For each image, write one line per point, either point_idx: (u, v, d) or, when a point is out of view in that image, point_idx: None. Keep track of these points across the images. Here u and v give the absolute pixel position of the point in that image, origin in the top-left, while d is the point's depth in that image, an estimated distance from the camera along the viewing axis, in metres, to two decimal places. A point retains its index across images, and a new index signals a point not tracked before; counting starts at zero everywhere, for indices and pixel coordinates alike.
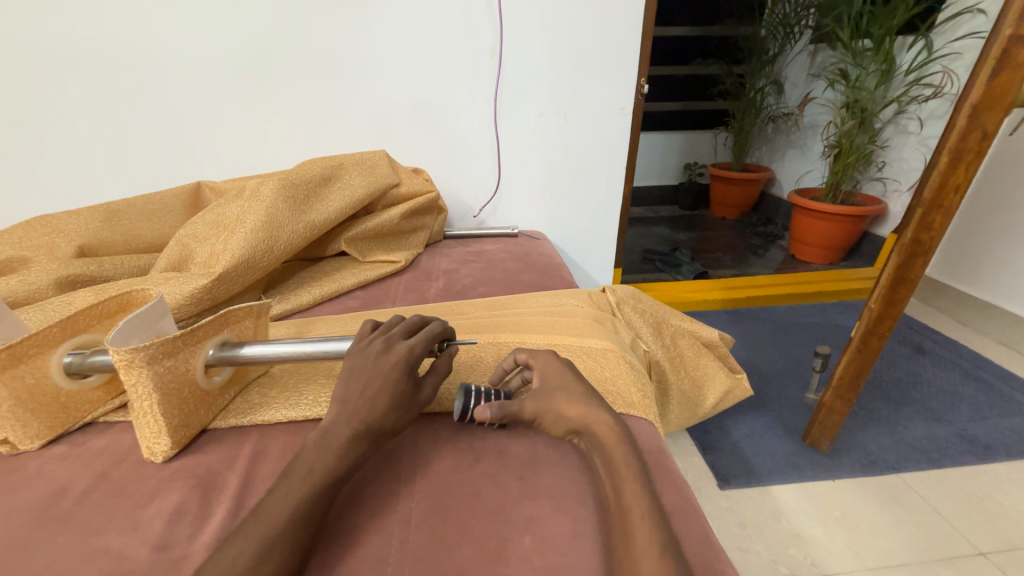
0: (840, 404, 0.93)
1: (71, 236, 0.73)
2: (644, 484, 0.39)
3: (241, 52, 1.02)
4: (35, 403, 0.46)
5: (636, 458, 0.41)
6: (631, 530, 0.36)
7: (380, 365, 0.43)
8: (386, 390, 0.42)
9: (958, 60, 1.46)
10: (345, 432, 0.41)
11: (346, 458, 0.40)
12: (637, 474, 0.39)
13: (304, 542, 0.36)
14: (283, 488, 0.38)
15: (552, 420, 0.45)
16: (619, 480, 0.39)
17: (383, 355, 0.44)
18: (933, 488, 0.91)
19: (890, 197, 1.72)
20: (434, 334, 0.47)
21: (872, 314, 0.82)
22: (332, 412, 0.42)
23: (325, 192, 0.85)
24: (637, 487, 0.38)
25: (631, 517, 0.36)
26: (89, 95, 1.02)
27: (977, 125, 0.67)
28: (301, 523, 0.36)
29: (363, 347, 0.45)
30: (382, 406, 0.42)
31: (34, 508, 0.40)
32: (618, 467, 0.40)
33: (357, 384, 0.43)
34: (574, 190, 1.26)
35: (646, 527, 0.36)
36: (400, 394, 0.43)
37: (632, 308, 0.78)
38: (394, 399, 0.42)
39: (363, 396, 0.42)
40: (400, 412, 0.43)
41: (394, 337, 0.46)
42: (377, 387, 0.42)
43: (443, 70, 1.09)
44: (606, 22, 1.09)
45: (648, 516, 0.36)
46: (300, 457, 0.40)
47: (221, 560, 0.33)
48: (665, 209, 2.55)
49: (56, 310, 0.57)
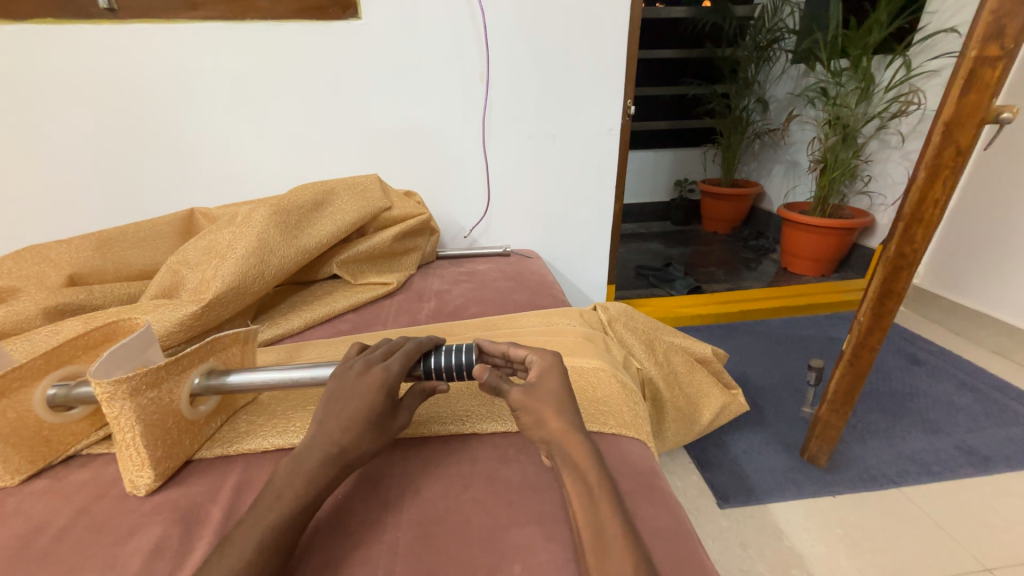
0: (836, 417, 0.92)
1: (60, 265, 0.73)
2: (615, 505, 0.38)
3: (236, 84, 1.05)
4: (16, 438, 0.45)
5: (605, 482, 0.40)
6: (607, 549, 0.35)
7: (357, 386, 0.44)
8: (361, 411, 0.42)
9: (935, 78, 1.51)
10: (317, 454, 0.41)
11: (321, 482, 0.40)
12: (607, 495, 0.39)
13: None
14: (249, 518, 0.37)
15: (533, 425, 0.43)
16: (595, 501, 0.38)
17: (361, 375, 0.44)
18: (935, 502, 0.90)
19: (877, 210, 1.75)
20: (411, 353, 0.47)
21: (862, 327, 0.83)
22: (308, 435, 0.42)
23: (316, 217, 0.86)
24: (611, 507, 0.38)
25: (606, 538, 0.36)
26: (83, 124, 1.04)
27: (951, 142, 0.69)
28: (274, 555, 0.35)
29: (345, 368, 0.46)
30: (357, 427, 0.42)
31: (10, 547, 0.39)
32: (588, 494, 0.39)
33: (335, 405, 0.43)
34: (565, 209, 1.28)
35: (623, 546, 0.36)
36: (375, 414, 0.43)
37: (623, 326, 0.79)
38: (368, 421, 0.42)
39: (339, 417, 0.42)
40: (373, 434, 0.43)
41: (374, 358, 0.46)
42: (352, 408, 0.42)
43: (433, 97, 1.12)
44: (592, 45, 1.12)
45: (623, 537, 0.36)
46: (271, 482, 0.40)
47: None
48: (658, 225, 2.58)
49: (42, 340, 0.57)
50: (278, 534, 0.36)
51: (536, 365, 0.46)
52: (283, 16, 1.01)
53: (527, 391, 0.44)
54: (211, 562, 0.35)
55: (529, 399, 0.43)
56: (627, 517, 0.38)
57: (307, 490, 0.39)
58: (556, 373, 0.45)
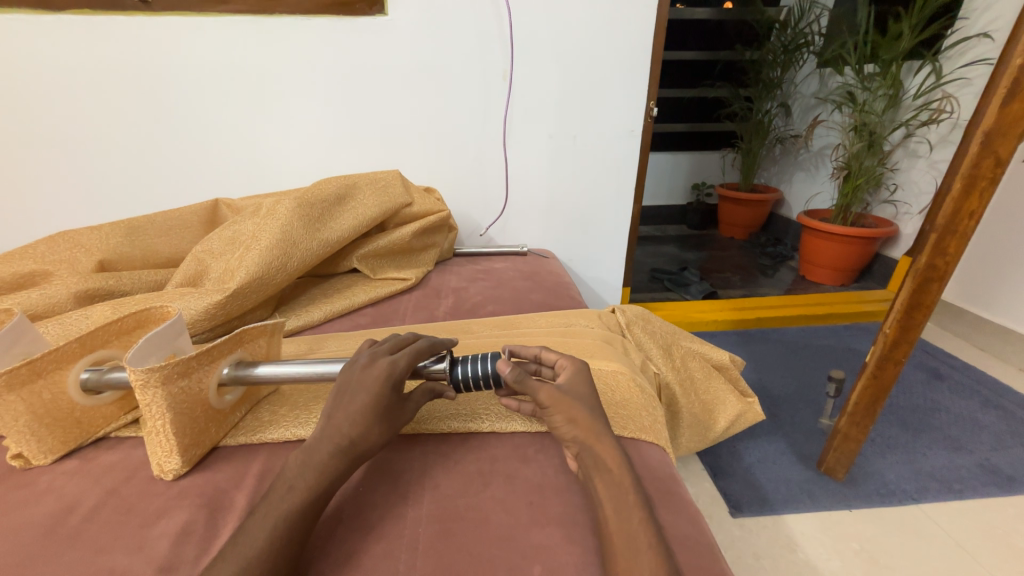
0: (856, 430, 0.90)
1: (90, 250, 0.74)
2: (644, 514, 0.38)
3: (260, 76, 1.06)
4: (50, 418, 0.46)
5: (637, 492, 0.40)
6: (634, 556, 0.35)
7: (363, 379, 0.44)
8: (366, 404, 0.42)
9: (967, 86, 1.47)
10: (326, 447, 0.41)
11: (332, 475, 0.40)
12: (639, 505, 0.39)
13: (286, 563, 0.35)
14: (261, 508, 0.38)
15: (563, 425, 0.44)
16: (628, 509, 0.38)
17: (366, 368, 0.45)
18: (956, 521, 0.88)
19: (902, 219, 1.71)
20: (418, 349, 0.47)
21: (886, 339, 0.81)
22: (317, 428, 0.43)
23: (339, 211, 0.87)
24: (643, 516, 0.38)
25: (636, 546, 0.36)
26: (111, 112, 1.06)
27: (990, 152, 0.67)
28: (286, 543, 0.36)
29: (352, 362, 0.46)
30: (363, 420, 0.42)
31: (43, 525, 0.40)
32: (618, 502, 0.39)
33: (342, 399, 0.43)
34: (582, 210, 1.27)
35: (652, 556, 0.35)
36: (380, 408, 0.43)
37: (642, 329, 0.78)
38: (373, 415, 0.42)
39: (345, 410, 0.42)
40: (379, 428, 0.43)
41: (380, 352, 0.47)
42: (357, 402, 0.43)
43: (454, 92, 1.12)
44: (616, 44, 1.11)
45: (654, 547, 0.36)
46: (281, 475, 0.40)
47: None
48: (674, 228, 2.56)
49: (74, 324, 0.58)
50: (289, 523, 0.37)
51: (567, 370, 0.47)
52: (309, 10, 1.02)
53: (559, 391, 0.45)
54: (223, 552, 0.35)
55: (563, 399, 0.44)
56: (649, 522, 0.38)
57: (318, 481, 0.40)
58: (584, 379, 0.47)
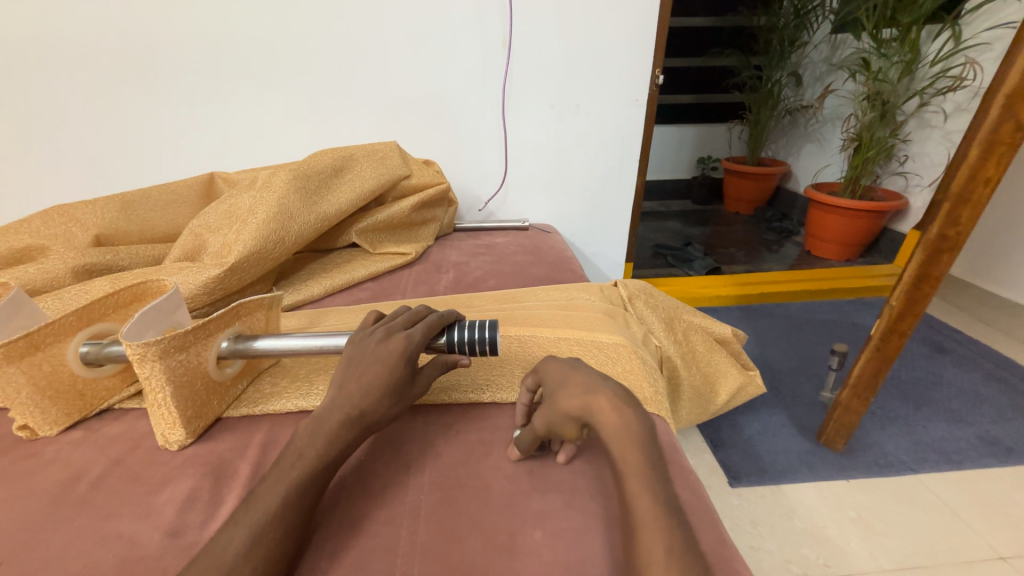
0: (857, 404, 0.91)
1: (85, 224, 0.73)
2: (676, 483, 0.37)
3: (246, 45, 1.02)
4: (52, 390, 0.46)
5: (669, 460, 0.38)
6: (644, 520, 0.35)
7: (379, 351, 0.44)
8: (380, 376, 0.42)
9: (988, 52, 1.41)
10: (337, 416, 0.41)
11: (340, 445, 0.40)
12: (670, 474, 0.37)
13: (298, 527, 0.36)
14: (272, 475, 0.38)
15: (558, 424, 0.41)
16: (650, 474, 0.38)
17: (382, 342, 0.45)
18: (952, 490, 0.89)
19: (912, 192, 1.67)
20: (432, 324, 0.47)
21: (892, 312, 0.80)
22: (327, 398, 0.43)
23: (336, 183, 0.85)
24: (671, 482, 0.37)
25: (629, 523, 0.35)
26: (99, 83, 1.03)
27: (1010, 116, 0.64)
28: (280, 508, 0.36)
29: (365, 335, 0.46)
30: (376, 392, 0.42)
31: (51, 492, 0.41)
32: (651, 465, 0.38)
33: (355, 370, 0.43)
34: (586, 184, 1.25)
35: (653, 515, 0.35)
36: (393, 380, 0.43)
37: (644, 303, 0.77)
38: (387, 387, 0.42)
39: (358, 381, 0.42)
40: (392, 401, 0.43)
41: (394, 326, 0.46)
42: (372, 373, 0.43)
43: (453, 61, 1.08)
44: (621, 9, 1.06)
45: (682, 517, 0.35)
46: (291, 443, 0.40)
47: (217, 548, 0.33)
48: (678, 204, 2.52)
49: (73, 299, 0.58)
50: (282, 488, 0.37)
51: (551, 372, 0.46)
52: None
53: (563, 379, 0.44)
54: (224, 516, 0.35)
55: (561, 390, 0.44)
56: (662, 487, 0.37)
57: (310, 449, 0.39)
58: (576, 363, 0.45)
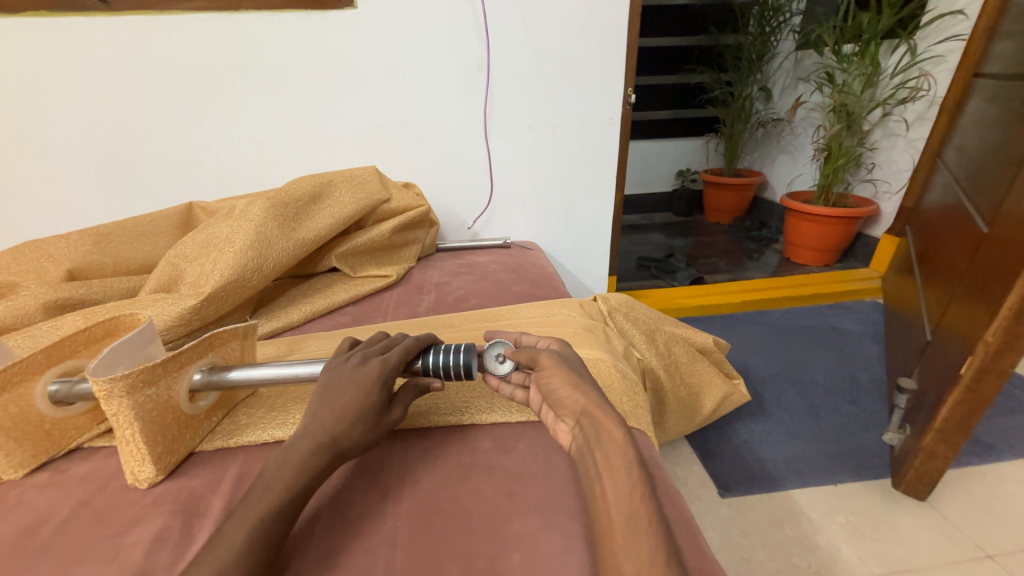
0: (943, 448, 0.81)
1: (59, 260, 0.73)
2: (646, 493, 0.38)
3: (229, 74, 1.04)
4: (18, 431, 0.45)
5: (639, 466, 0.39)
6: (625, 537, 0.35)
7: (354, 377, 0.44)
8: (353, 403, 0.42)
9: (943, 64, 1.48)
10: (308, 444, 0.41)
11: (311, 474, 0.40)
12: (640, 480, 0.38)
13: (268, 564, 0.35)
14: (240, 510, 0.37)
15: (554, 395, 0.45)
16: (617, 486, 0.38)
17: (357, 368, 0.45)
18: (937, 490, 0.90)
19: (882, 198, 1.72)
20: (409, 348, 0.47)
21: (988, 351, 0.72)
22: (300, 425, 0.42)
23: (314, 210, 0.86)
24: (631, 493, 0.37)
25: (611, 544, 0.35)
26: (82, 117, 1.04)
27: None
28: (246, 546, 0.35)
29: (340, 362, 0.46)
30: (350, 418, 0.42)
31: (12, 539, 0.40)
32: (622, 476, 0.38)
33: (329, 396, 0.43)
34: (566, 201, 1.27)
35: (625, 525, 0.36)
36: (368, 406, 0.43)
37: (624, 317, 0.78)
38: (361, 413, 0.42)
39: (331, 408, 0.42)
40: (366, 427, 0.43)
41: (370, 351, 0.47)
42: (345, 399, 0.42)
43: (433, 85, 1.11)
44: (593, 32, 1.10)
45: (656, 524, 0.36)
46: (261, 476, 0.39)
47: None
48: (660, 216, 2.57)
49: (44, 336, 0.57)
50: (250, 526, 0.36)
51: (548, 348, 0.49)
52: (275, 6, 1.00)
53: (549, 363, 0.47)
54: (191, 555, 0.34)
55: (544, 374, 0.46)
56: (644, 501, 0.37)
57: (280, 482, 0.39)
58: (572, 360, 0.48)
